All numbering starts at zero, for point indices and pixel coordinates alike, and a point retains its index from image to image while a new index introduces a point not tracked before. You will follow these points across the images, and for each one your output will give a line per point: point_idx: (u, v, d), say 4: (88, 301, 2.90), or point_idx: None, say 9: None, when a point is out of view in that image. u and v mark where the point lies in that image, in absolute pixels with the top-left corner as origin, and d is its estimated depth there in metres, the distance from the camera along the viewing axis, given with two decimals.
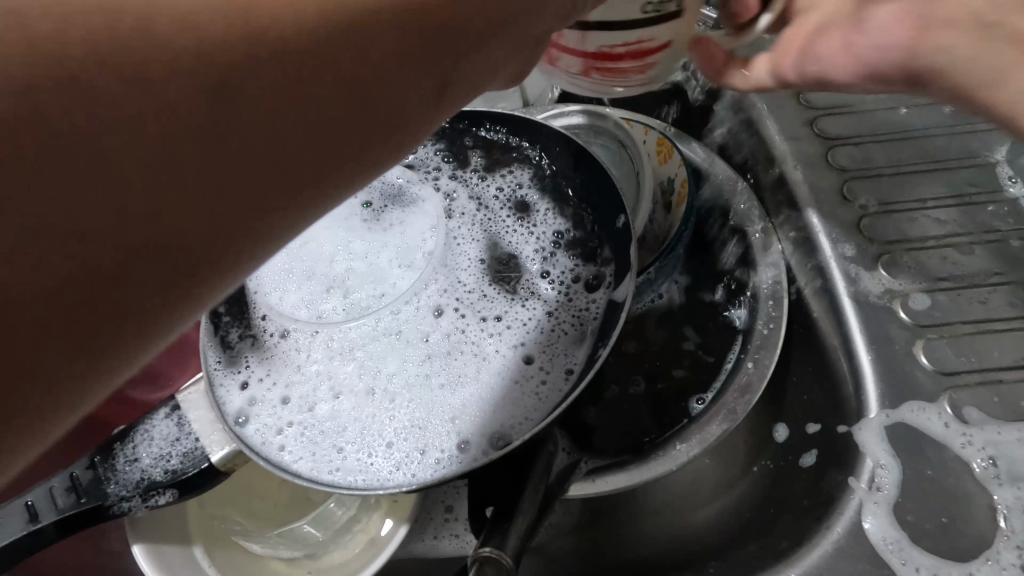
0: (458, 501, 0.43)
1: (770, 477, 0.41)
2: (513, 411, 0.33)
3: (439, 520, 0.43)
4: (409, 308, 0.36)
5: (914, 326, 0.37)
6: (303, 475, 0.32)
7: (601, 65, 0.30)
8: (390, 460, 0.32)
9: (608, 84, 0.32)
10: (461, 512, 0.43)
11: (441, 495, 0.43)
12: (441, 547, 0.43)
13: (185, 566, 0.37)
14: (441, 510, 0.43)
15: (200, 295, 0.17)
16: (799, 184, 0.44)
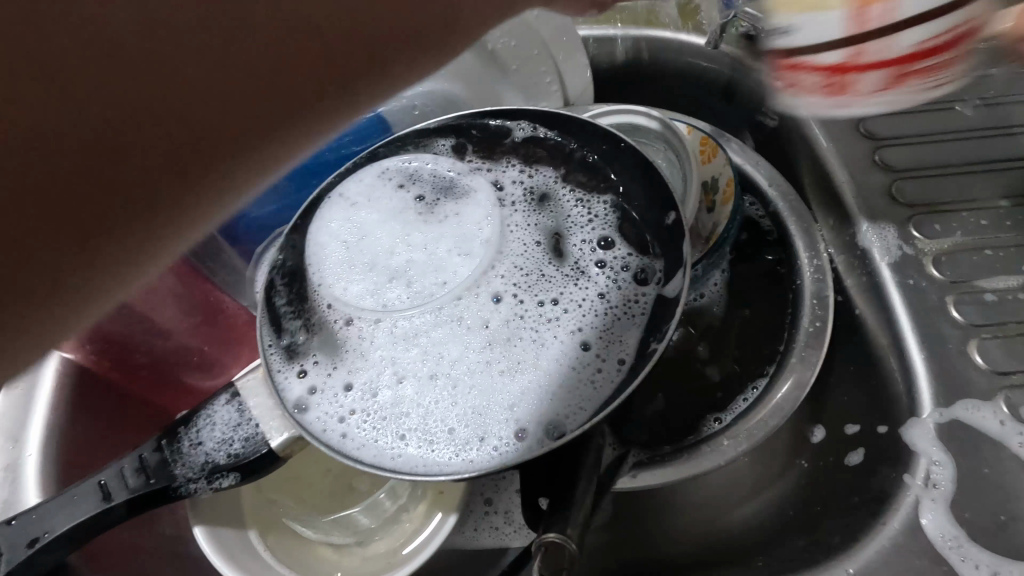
0: (500, 493, 0.44)
1: (815, 475, 0.41)
2: (570, 400, 0.34)
3: (483, 511, 0.44)
4: (470, 297, 0.37)
5: (967, 326, 0.37)
6: (366, 462, 0.33)
7: (907, 66, 0.24)
8: (450, 447, 0.33)
9: (893, 90, 0.25)
10: (502, 504, 0.44)
11: (485, 488, 0.44)
12: (482, 539, 0.43)
13: (242, 550, 0.38)
14: (485, 502, 0.44)
15: (214, 193, 0.21)
16: (846, 184, 0.44)
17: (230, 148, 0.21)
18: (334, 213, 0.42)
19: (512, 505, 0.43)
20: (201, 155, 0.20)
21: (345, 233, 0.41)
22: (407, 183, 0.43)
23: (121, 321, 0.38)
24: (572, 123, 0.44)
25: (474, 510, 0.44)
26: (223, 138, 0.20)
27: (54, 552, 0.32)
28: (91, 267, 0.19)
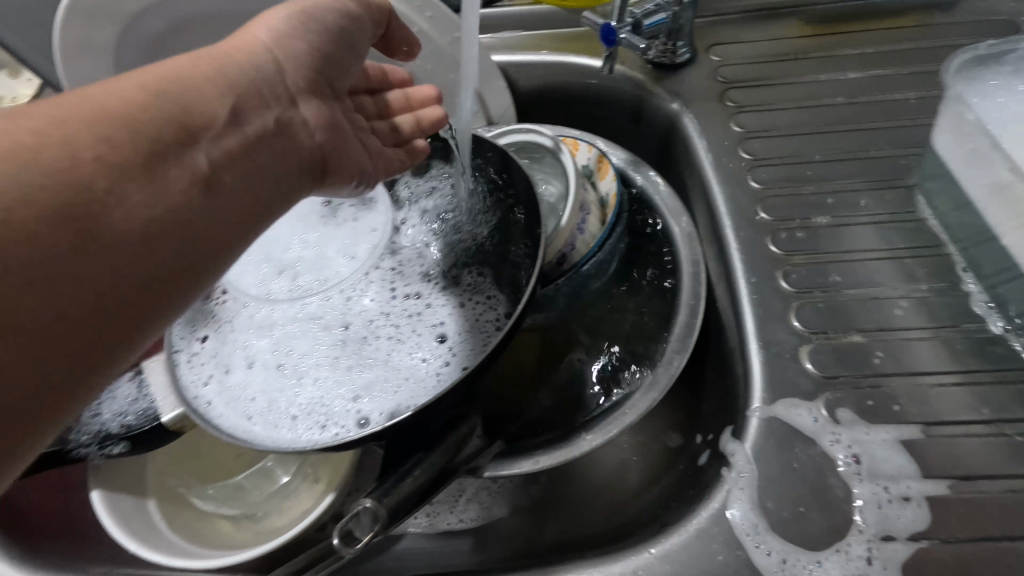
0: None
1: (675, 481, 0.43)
2: (411, 393, 0.39)
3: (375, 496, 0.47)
4: (341, 297, 0.42)
5: (805, 332, 0.39)
6: (214, 432, 0.38)
7: None
8: (291, 428, 0.37)
9: None
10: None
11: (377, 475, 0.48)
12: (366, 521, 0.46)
13: (135, 515, 0.42)
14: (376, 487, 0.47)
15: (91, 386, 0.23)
16: (721, 201, 0.47)
17: (75, 352, 0.22)
18: None
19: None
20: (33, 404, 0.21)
21: None
22: None
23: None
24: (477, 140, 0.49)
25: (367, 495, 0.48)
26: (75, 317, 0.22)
27: None
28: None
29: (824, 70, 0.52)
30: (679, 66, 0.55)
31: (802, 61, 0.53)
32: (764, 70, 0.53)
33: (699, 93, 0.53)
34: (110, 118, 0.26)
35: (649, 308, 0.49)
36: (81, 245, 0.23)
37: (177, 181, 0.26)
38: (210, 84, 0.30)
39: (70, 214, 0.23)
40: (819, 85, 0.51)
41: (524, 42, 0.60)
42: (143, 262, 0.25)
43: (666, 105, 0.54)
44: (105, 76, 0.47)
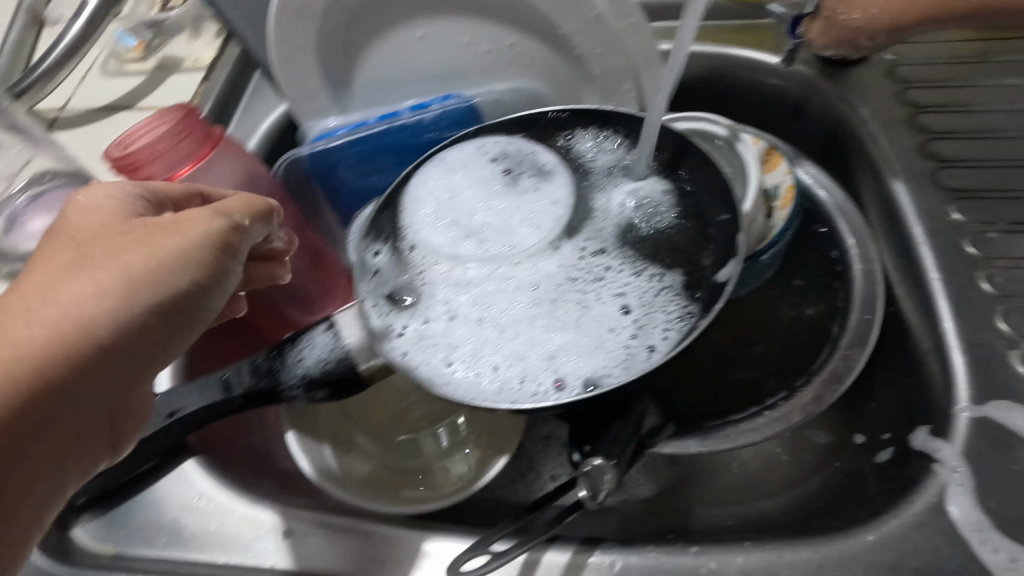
0: (544, 455, 0.49)
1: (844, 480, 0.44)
2: (606, 360, 0.40)
3: (526, 469, 0.48)
4: (531, 263, 0.45)
5: (1014, 336, 0.39)
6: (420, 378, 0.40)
7: None
8: (492, 380, 0.40)
9: None
10: (547, 466, 0.48)
11: (529, 449, 0.49)
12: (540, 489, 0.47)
13: (322, 457, 0.44)
14: (527, 460, 0.49)
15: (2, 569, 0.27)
16: (907, 200, 0.46)
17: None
18: (433, 173, 0.51)
19: (560, 468, 0.48)
20: None
21: (437, 192, 0.49)
22: (498, 158, 0.51)
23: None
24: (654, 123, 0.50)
25: (518, 467, 0.48)
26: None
27: (182, 426, 0.38)
28: None
29: (1010, 76, 0.51)
30: (851, 63, 0.53)
31: (985, 65, 0.52)
32: (945, 72, 0.52)
33: (876, 90, 0.52)
34: (63, 333, 0.29)
35: (814, 297, 0.49)
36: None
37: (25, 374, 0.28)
38: (168, 273, 0.31)
39: (29, 418, 0.27)
40: (1005, 90, 0.51)
41: None
42: (32, 452, 0.28)
43: (837, 101, 0.53)
44: (309, 42, 0.49)
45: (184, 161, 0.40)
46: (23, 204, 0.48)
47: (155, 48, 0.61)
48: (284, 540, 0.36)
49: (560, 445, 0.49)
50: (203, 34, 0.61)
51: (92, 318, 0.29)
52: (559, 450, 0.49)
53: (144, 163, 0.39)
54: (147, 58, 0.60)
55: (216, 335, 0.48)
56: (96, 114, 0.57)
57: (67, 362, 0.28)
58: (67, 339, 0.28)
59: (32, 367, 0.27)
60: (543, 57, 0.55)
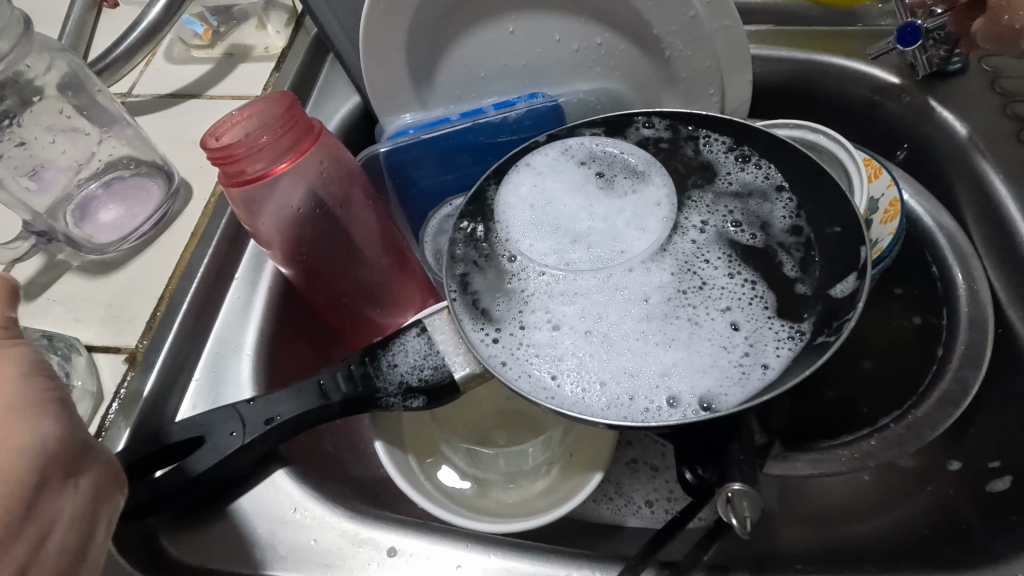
0: (634, 480, 0.47)
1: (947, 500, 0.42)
2: (720, 378, 0.38)
3: (613, 494, 0.46)
4: (637, 273, 0.43)
5: None
6: (524, 390, 0.38)
7: None
8: (601, 395, 0.38)
9: None
10: (639, 492, 0.46)
11: (615, 473, 0.47)
12: (630, 518, 0.45)
13: (409, 467, 0.42)
14: (615, 485, 0.47)
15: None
16: (1020, 219, 0.45)
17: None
18: (523, 178, 0.49)
19: (653, 492, 0.46)
20: None
21: (531, 196, 0.48)
22: (587, 162, 0.49)
23: (333, 238, 0.43)
24: (755, 134, 0.49)
25: (603, 490, 0.47)
26: None
27: (279, 433, 0.36)
28: None
29: None
30: (948, 74, 0.52)
31: None
32: None
33: (975, 102, 0.51)
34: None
35: (903, 315, 0.48)
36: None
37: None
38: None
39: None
40: None
41: (769, 36, 0.59)
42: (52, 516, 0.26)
43: (933, 112, 0.52)
44: (399, 32, 0.47)
45: (285, 155, 0.38)
46: (98, 189, 0.47)
47: (222, 36, 0.58)
48: (391, 560, 0.35)
49: (649, 469, 0.47)
50: (272, 20, 0.58)
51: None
52: (648, 475, 0.47)
53: (242, 156, 0.37)
54: (215, 46, 0.58)
55: (294, 337, 0.46)
56: (162, 102, 0.54)
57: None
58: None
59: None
60: (631, 56, 0.53)
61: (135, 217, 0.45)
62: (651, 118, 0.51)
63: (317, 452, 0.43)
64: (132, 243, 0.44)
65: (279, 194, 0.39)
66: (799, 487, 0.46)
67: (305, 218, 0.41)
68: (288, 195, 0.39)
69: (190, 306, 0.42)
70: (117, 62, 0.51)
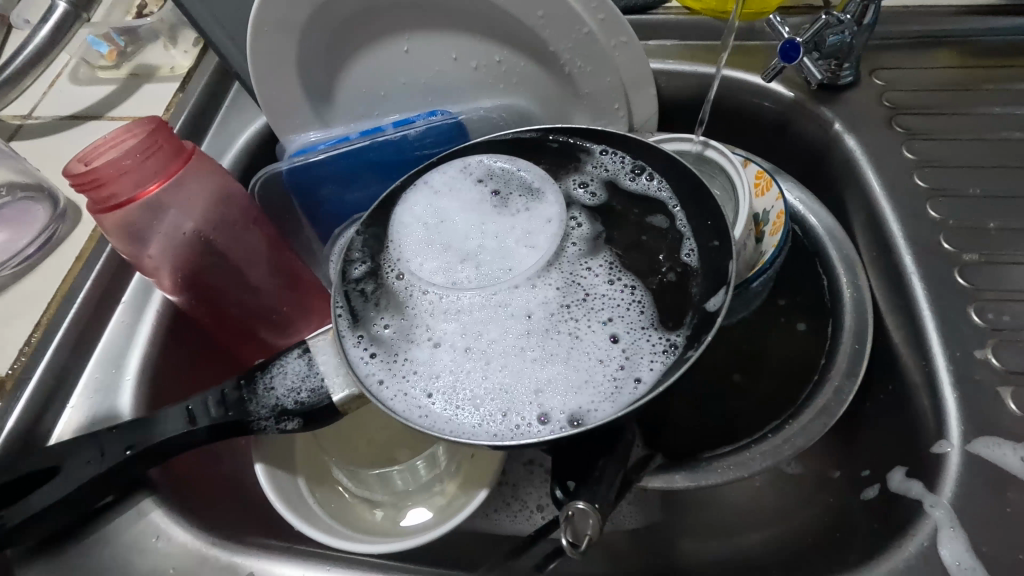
0: (529, 482, 0.47)
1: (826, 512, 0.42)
2: (592, 394, 0.39)
3: (510, 498, 0.47)
4: (522, 290, 0.44)
5: (1005, 372, 0.38)
6: (398, 411, 0.39)
7: None
8: (474, 414, 0.39)
9: None
10: (532, 496, 0.46)
11: (513, 476, 0.47)
12: (525, 526, 0.46)
13: (292, 491, 0.42)
14: (511, 489, 0.47)
15: None
16: (897, 230, 0.46)
17: None
18: (419, 198, 0.49)
19: (545, 497, 0.46)
20: None
21: (425, 215, 0.48)
22: (485, 179, 0.50)
23: (215, 262, 0.42)
24: (647, 148, 0.50)
25: (501, 495, 0.47)
26: None
27: (143, 461, 0.36)
28: None
29: (996, 104, 0.52)
30: (841, 88, 0.53)
31: (970, 93, 0.52)
32: (932, 98, 0.53)
33: (864, 116, 0.52)
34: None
35: (791, 324, 0.48)
36: None
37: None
38: None
39: None
40: (990, 118, 0.51)
41: (671, 51, 0.60)
42: None
43: (826, 125, 0.53)
44: (288, 54, 0.48)
45: (153, 178, 0.38)
46: None
47: (129, 55, 0.59)
48: None
49: (544, 472, 0.47)
50: (180, 42, 0.59)
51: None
52: (542, 478, 0.47)
53: (109, 179, 0.37)
54: (121, 65, 0.58)
55: (186, 360, 0.46)
56: (62, 123, 0.54)
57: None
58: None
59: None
60: (529, 73, 0.53)
61: (17, 241, 0.45)
62: (551, 135, 0.53)
63: (196, 469, 0.42)
64: (13, 268, 0.44)
65: (149, 219, 0.39)
66: (700, 491, 0.47)
67: (185, 245, 0.40)
68: (164, 223, 0.39)
69: (68, 331, 0.42)
70: (9, 84, 0.51)
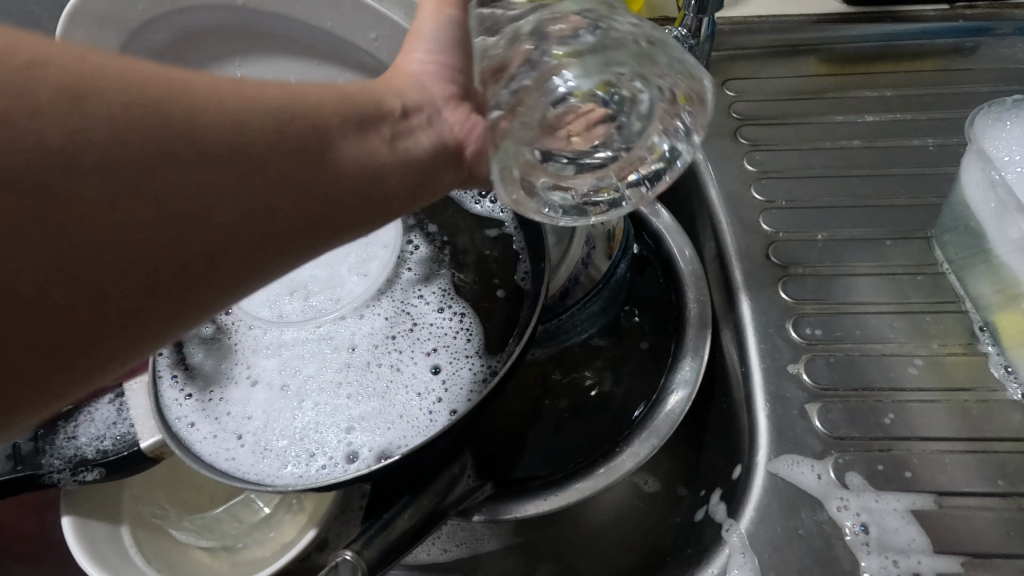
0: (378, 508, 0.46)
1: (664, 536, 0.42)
2: (404, 429, 0.38)
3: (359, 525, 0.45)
4: (350, 321, 0.43)
5: (815, 388, 0.38)
6: (203, 456, 0.38)
7: None
8: (279, 457, 0.38)
9: None
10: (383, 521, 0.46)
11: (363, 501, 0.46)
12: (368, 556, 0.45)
13: (108, 543, 0.40)
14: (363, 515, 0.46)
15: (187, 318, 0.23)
16: (732, 245, 0.45)
17: (132, 316, 0.21)
18: None
19: None
20: (80, 344, 0.20)
21: None
22: None
23: None
24: None
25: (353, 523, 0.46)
26: (164, 289, 0.21)
27: None
28: (98, 348, 0.20)
29: (840, 112, 0.52)
30: None
31: (816, 103, 0.53)
32: (780, 109, 0.53)
33: (712, 128, 0.52)
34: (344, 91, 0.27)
35: (637, 340, 0.48)
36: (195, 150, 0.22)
37: (419, 142, 0.28)
38: None
39: None
40: (833, 128, 0.51)
41: None
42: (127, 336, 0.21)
43: None
44: None
45: None
46: None
47: None
48: None
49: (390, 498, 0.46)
50: None
51: (387, 190, 0.27)
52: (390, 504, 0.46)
53: None
54: None
55: None
56: None
57: (280, 202, 0.23)
58: (275, 133, 0.23)
59: (222, 216, 0.22)
60: None
61: None
62: None
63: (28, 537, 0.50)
64: None
65: None
66: (556, 512, 0.45)
67: None
68: None
69: None
70: None
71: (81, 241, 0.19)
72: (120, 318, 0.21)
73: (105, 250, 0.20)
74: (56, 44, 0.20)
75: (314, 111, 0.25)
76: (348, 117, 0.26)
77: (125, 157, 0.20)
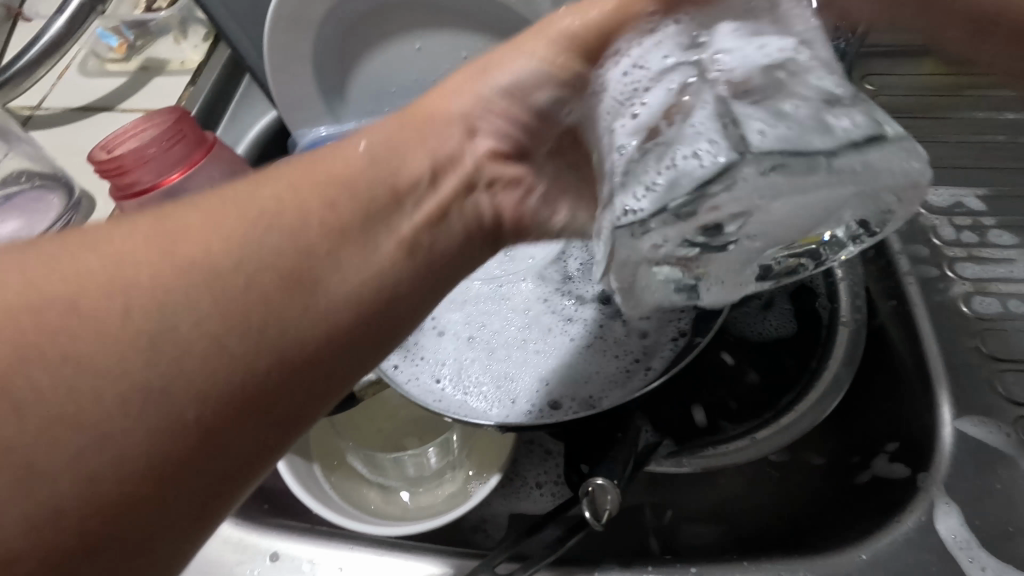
0: (528, 461, 0.48)
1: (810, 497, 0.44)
2: (601, 383, 0.41)
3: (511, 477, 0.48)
4: (530, 285, 0.46)
5: (993, 358, 0.40)
6: (411, 393, 0.40)
7: None
8: (484, 399, 0.40)
9: None
10: (532, 473, 0.48)
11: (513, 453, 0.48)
12: (522, 505, 0.47)
13: (306, 472, 0.42)
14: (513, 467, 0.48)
15: None
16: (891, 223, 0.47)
17: None
18: None
19: (545, 476, 0.47)
20: None
21: None
22: None
23: None
24: None
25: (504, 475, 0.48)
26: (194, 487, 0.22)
27: None
28: None
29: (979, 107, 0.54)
30: None
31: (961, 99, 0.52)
32: (924, 104, 0.52)
33: None
34: (339, 175, 0.27)
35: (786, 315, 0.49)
36: (272, 332, 0.23)
37: (383, 258, 0.26)
38: None
39: None
40: None
41: None
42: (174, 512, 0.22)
43: None
44: (304, 48, 0.48)
45: (175, 166, 0.39)
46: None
47: (139, 49, 0.59)
48: (272, 563, 0.38)
49: (543, 451, 0.48)
50: (189, 36, 0.59)
51: (394, 292, 0.27)
52: (541, 457, 0.48)
53: (131, 167, 0.38)
54: (130, 59, 0.58)
55: None
56: (74, 115, 0.55)
57: (248, 387, 0.23)
58: (262, 260, 0.24)
59: (188, 391, 0.21)
60: None
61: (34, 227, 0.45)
62: None
63: None
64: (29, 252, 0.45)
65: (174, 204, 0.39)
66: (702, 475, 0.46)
67: None
68: None
69: None
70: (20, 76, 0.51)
71: (105, 482, 0.20)
72: (139, 537, 0.21)
73: (118, 422, 0.21)
74: (126, 258, 0.22)
75: (284, 222, 0.25)
76: (332, 243, 0.25)
77: (120, 495, 0.21)
